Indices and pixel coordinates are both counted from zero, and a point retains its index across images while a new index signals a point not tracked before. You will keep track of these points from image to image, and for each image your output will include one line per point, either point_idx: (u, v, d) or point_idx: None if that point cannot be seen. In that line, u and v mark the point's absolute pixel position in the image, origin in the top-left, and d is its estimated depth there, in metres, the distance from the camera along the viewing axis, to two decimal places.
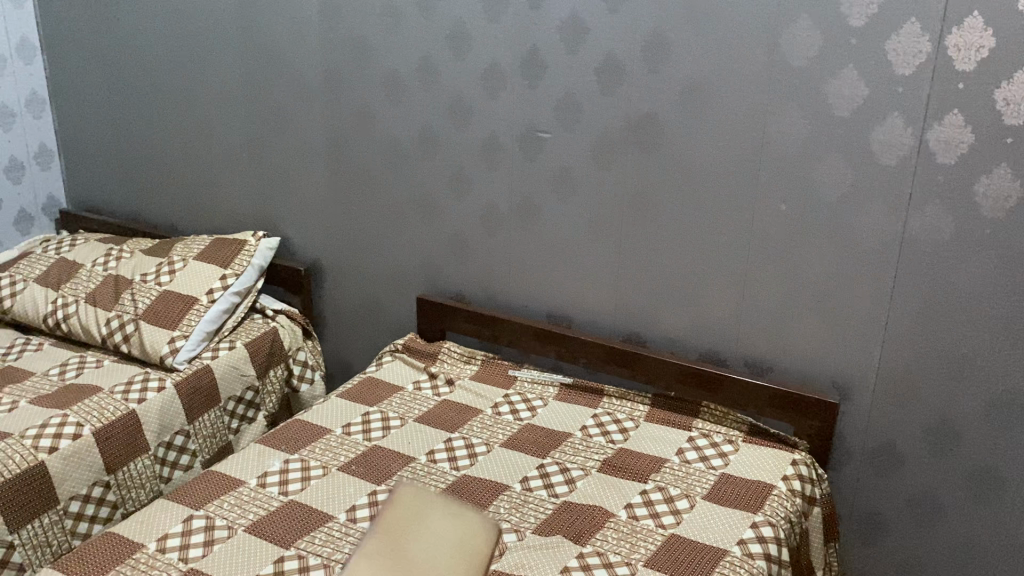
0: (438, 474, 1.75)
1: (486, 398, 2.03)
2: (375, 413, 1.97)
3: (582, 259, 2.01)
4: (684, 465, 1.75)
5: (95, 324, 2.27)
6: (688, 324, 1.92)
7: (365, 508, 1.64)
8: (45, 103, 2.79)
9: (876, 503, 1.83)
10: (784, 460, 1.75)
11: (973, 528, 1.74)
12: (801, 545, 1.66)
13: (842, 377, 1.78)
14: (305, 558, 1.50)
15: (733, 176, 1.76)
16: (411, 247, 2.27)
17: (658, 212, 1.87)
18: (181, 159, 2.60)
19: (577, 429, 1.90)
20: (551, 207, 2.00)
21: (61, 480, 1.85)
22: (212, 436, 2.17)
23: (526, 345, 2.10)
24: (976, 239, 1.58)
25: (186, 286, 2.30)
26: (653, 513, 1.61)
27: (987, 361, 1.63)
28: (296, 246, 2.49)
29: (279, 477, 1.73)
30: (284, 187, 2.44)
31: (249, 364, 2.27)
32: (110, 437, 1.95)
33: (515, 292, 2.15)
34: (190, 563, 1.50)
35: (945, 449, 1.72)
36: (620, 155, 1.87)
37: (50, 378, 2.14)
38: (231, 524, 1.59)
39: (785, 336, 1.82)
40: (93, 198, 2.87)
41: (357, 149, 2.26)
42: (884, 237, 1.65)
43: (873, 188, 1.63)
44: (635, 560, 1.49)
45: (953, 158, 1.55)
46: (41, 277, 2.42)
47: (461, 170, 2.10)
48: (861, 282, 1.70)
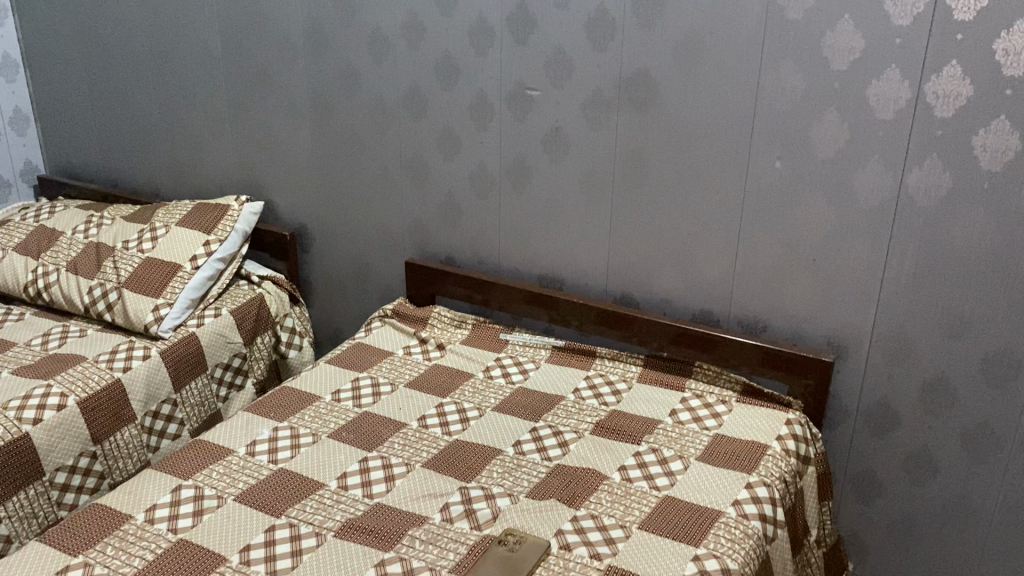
0: (429, 440, 1.73)
1: (477, 362, 2.01)
2: (365, 379, 1.95)
3: (573, 220, 1.97)
4: (678, 426, 1.74)
5: (77, 293, 2.23)
6: (682, 284, 1.90)
7: (356, 475, 1.62)
8: (18, 67, 2.72)
9: (871, 461, 1.82)
10: (778, 420, 1.74)
11: (968, 485, 1.73)
12: (796, 506, 1.65)
13: (837, 336, 1.76)
14: (296, 527, 1.49)
15: (728, 134, 1.72)
16: (399, 210, 2.23)
17: (651, 172, 1.83)
18: (161, 123, 2.54)
19: (569, 392, 1.88)
20: (542, 167, 1.96)
21: (46, 452, 1.82)
22: (199, 404, 2.15)
23: (517, 308, 2.08)
24: (975, 195, 1.55)
25: (169, 252, 2.26)
26: (647, 475, 1.60)
27: (984, 318, 1.61)
28: (281, 211, 2.44)
29: (268, 445, 1.71)
30: (267, 151, 2.39)
31: (236, 332, 2.23)
32: (96, 407, 1.91)
33: (506, 254, 2.11)
34: (179, 534, 1.48)
35: (940, 406, 1.71)
36: (611, 112, 1.82)
37: (33, 348, 2.10)
38: (220, 494, 1.57)
39: (780, 295, 1.79)
40: (72, 164, 2.81)
41: (341, 110, 2.20)
42: (880, 194, 1.62)
43: (870, 143, 1.60)
44: (629, 522, 1.48)
45: (950, 112, 1.52)
46: (20, 245, 2.37)
47: (449, 130, 2.06)
48: (858, 240, 1.67)
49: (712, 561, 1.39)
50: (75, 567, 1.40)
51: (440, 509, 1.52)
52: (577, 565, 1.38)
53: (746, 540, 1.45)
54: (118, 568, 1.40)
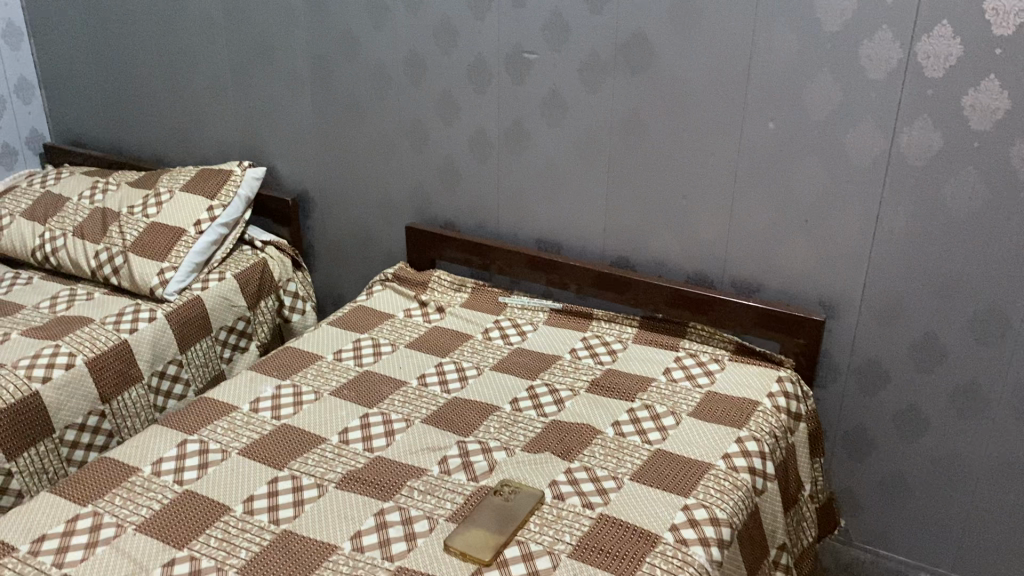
0: (429, 397, 1.77)
1: (476, 323, 2.04)
2: (366, 339, 1.99)
3: (570, 183, 2.00)
4: (672, 384, 1.78)
5: (84, 257, 2.27)
6: (677, 246, 1.92)
7: (357, 430, 1.67)
8: (22, 35, 2.74)
9: (862, 419, 1.86)
10: (769, 378, 1.77)
11: (956, 442, 1.77)
12: (786, 460, 1.68)
13: (829, 296, 1.79)
14: (298, 479, 1.53)
15: (722, 96, 1.74)
16: (399, 175, 2.25)
17: (647, 134, 1.85)
18: (164, 90, 2.57)
19: (566, 352, 1.91)
20: (540, 131, 1.99)
21: (55, 410, 1.87)
22: (205, 365, 2.19)
23: (516, 271, 2.11)
24: (964, 154, 1.57)
25: (174, 217, 2.29)
26: (640, 430, 1.64)
27: (973, 277, 1.63)
28: (284, 177, 2.47)
29: (272, 402, 1.75)
30: (269, 117, 2.41)
31: (239, 295, 2.27)
32: (103, 366, 1.96)
33: (504, 218, 2.14)
34: (184, 485, 1.53)
35: (930, 364, 1.74)
36: (608, 75, 1.84)
37: (41, 311, 2.14)
38: (224, 448, 1.62)
39: (773, 256, 1.82)
40: (77, 131, 2.83)
41: (342, 76, 2.22)
42: (871, 154, 1.64)
43: (862, 104, 1.62)
44: (622, 474, 1.52)
45: (941, 71, 1.54)
46: (27, 211, 2.41)
47: (448, 95, 2.08)
48: (849, 200, 1.70)
49: (701, 510, 1.43)
50: (85, 516, 1.45)
51: (438, 462, 1.57)
52: (570, 514, 1.43)
53: (734, 491, 1.49)
54: (127, 517, 1.45)
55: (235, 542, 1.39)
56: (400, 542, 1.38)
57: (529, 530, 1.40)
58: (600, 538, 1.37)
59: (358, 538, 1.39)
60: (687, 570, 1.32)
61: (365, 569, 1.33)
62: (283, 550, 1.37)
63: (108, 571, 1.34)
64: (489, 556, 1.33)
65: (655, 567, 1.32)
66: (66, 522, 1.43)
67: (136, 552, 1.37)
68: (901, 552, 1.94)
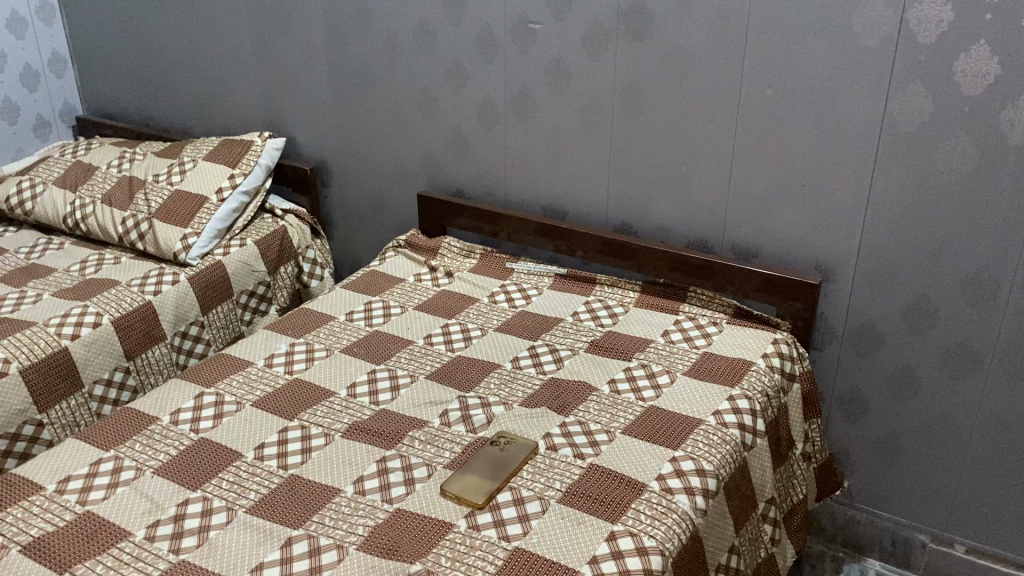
0: (434, 355, 1.85)
1: (484, 287, 2.11)
2: (377, 301, 2.06)
3: (575, 151, 2.05)
4: (669, 345, 1.83)
5: (111, 223, 2.37)
6: (678, 211, 1.97)
7: (364, 384, 1.75)
8: (55, 11, 2.84)
9: (857, 382, 1.90)
10: (765, 340, 1.82)
11: (949, 403, 1.81)
12: (779, 419, 1.73)
13: (825, 259, 1.83)
14: (306, 428, 1.62)
15: (721, 63, 1.78)
16: (412, 144, 2.32)
17: (648, 101, 1.90)
18: (188, 63, 2.65)
19: (568, 314, 1.98)
20: (545, 99, 2.04)
21: (84, 365, 1.97)
22: (226, 327, 2.28)
23: (523, 237, 2.17)
24: (955, 118, 1.60)
25: (197, 185, 2.38)
26: (635, 387, 1.70)
27: (965, 240, 1.67)
28: (303, 147, 2.55)
29: (285, 358, 1.84)
30: (287, 88, 2.49)
31: (260, 261, 2.36)
32: (129, 326, 2.06)
33: (512, 185, 2.20)
34: (201, 433, 1.62)
35: (923, 326, 1.78)
36: (610, 43, 1.89)
37: (72, 274, 2.25)
38: (239, 400, 1.71)
39: (771, 221, 1.86)
40: (107, 104, 2.94)
41: (356, 47, 2.29)
42: (865, 119, 1.68)
43: (855, 70, 1.65)
44: (614, 428, 1.58)
45: (932, 37, 1.56)
46: (58, 180, 2.52)
47: (457, 64, 2.14)
48: (845, 166, 1.73)
49: (688, 462, 1.49)
50: (108, 460, 1.54)
51: (440, 415, 1.64)
52: (561, 463, 1.49)
53: (722, 445, 1.55)
54: (146, 461, 1.54)
55: (245, 484, 1.48)
56: (400, 487, 1.46)
57: (522, 477, 1.47)
58: (589, 486, 1.44)
59: (361, 482, 1.47)
60: (670, 516, 1.38)
61: (366, 509, 1.41)
62: (290, 492, 1.46)
63: (126, 509, 1.43)
64: (482, 500, 1.40)
65: (640, 512, 1.38)
66: (90, 465, 1.53)
67: (153, 492, 1.46)
68: (896, 512, 1.98)
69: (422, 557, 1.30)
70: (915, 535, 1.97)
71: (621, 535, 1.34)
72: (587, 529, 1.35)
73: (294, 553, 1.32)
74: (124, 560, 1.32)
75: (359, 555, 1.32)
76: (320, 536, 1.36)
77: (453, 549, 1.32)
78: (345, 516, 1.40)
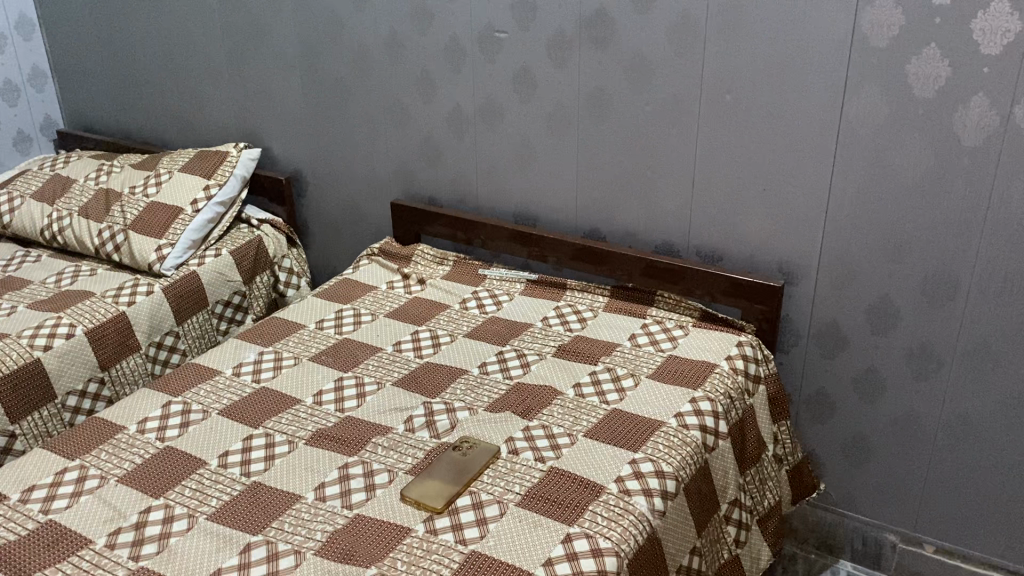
0: (402, 362, 1.86)
1: (455, 294, 2.13)
2: (348, 310, 2.08)
3: (543, 158, 2.07)
4: (635, 348, 1.84)
5: (88, 236, 2.39)
6: (645, 216, 1.99)
7: (331, 392, 1.76)
8: (34, 26, 2.86)
9: (823, 383, 1.91)
10: (730, 342, 1.83)
11: (913, 403, 1.82)
12: (743, 421, 1.74)
13: (789, 262, 1.85)
14: (271, 436, 1.63)
15: (681, 68, 1.80)
16: (384, 153, 2.34)
17: (612, 107, 1.92)
18: (166, 75, 2.67)
19: (537, 320, 1.99)
20: (513, 107, 2.06)
21: (56, 376, 1.98)
22: (201, 336, 2.30)
23: (495, 244, 2.18)
24: (910, 120, 1.61)
25: (172, 196, 2.40)
26: (599, 391, 1.71)
27: (923, 241, 1.68)
28: (278, 157, 2.57)
29: (254, 367, 1.85)
30: (262, 99, 2.51)
31: (235, 271, 2.37)
32: (102, 337, 2.07)
33: (483, 193, 2.22)
34: (166, 441, 1.63)
35: (886, 328, 1.79)
36: (574, 51, 1.91)
37: (47, 286, 2.26)
38: (206, 408, 1.72)
39: (735, 225, 1.88)
40: (87, 118, 2.96)
41: (328, 58, 2.31)
42: (823, 122, 1.69)
43: (812, 74, 1.67)
44: (577, 431, 1.59)
45: (885, 41, 1.58)
46: (36, 193, 2.53)
47: (426, 74, 2.16)
48: (805, 168, 1.75)
49: (647, 464, 1.50)
50: (73, 469, 1.55)
51: (404, 421, 1.65)
52: (522, 467, 1.50)
53: (683, 446, 1.56)
54: (111, 470, 1.55)
55: (208, 491, 1.49)
56: (360, 492, 1.47)
57: (482, 482, 1.48)
58: (549, 489, 1.45)
59: (322, 489, 1.48)
60: (627, 518, 1.39)
61: (325, 515, 1.42)
62: (251, 500, 1.47)
63: (89, 517, 1.44)
64: (441, 505, 1.41)
65: (597, 514, 1.39)
66: (55, 474, 1.54)
67: (115, 500, 1.48)
68: (866, 513, 1.99)
69: (378, 561, 1.31)
70: (885, 536, 1.98)
71: (576, 537, 1.35)
72: (543, 532, 1.36)
73: (251, 559, 1.33)
74: (83, 568, 1.33)
75: (316, 560, 1.32)
76: (278, 542, 1.37)
77: (409, 552, 1.33)
78: (304, 521, 1.41)
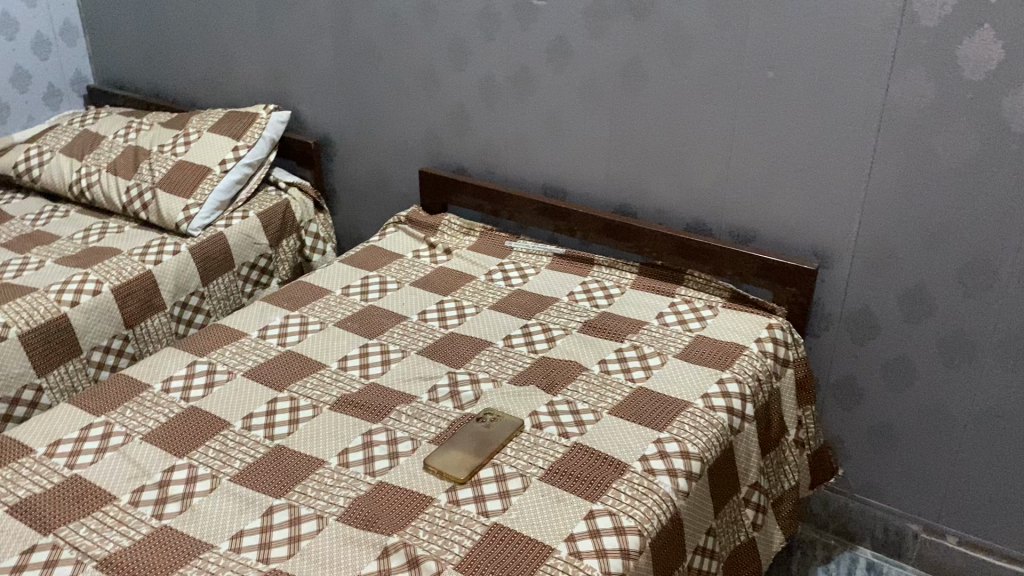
0: (427, 331, 1.85)
1: (481, 265, 2.11)
2: (374, 277, 2.07)
3: (576, 130, 2.04)
4: (663, 327, 1.82)
5: (116, 192, 2.39)
6: (677, 194, 1.96)
7: (356, 357, 1.75)
8: None
9: (852, 369, 1.89)
10: (760, 324, 1.80)
11: (944, 392, 1.79)
12: (769, 404, 1.72)
13: (822, 245, 1.82)
14: (296, 400, 1.63)
15: (722, 43, 1.76)
16: (414, 119, 2.31)
17: (649, 81, 1.88)
18: (197, 34, 2.65)
19: (564, 294, 1.97)
20: (546, 77, 2.02)
21: (83, 332, 1.99)
22: (227, 298, 2.30)
23: (523, 216, 2.16)
24: (957, 104, 1.57)
25: (201, 156, 2.39)
26: (625, 368, 1.70)
27: (963, 229, 1.64)
28: (307, 120, 2.55)
29: (279, 330, 1.85)
30: (293, 61, 2.48)
31: (261, 234, 2.36)
32: (128, 295, 2.07)
33: (512, 164, 2.19)
34: (191, 401, 1.63)
35: (919, 315, 1.76)
36: (612, 21, 1.87)
37: (75, 242, 2.27)
38: (231, 370, 1.72)
39: (769, 205, 1.85)
40: (117, 75, 2.95)
41: (360, 21, 2.28)
42: (866, 103, 1.65)
43: (857, 52, 1.62)
44: (601, 408, 1.58)
45: (936, 21, 1.54)
46: (66, 148, 2.53)
47: (460, 40, 2.12)
48: (845, 149, 1.71)
49: (673, 444, 1.49)
50: (98, 425, 1.56)
51: (428, 390, 1.65)
52: (546, 442, 1.49)
53: (709, 428, 1.54)
54: (135, 427, 1.56)
55: (232, 453, 1.49)
56: (384, 460, 1.46)
57: (505, 454, 1.47)
58: (573, 465, 1.44)
59: (345, 455, 1.48)
60: (651, 497, 1.38)
61: (348, 481, 1.42)
62: (275, 463, 1.47)
63: (113, 474, 1.44)
64: (464, 475, 1.40)
65: (621, 492, 1.38)
66: (80, 429, 1.55)
67: (140, 457, 1.48)
68: (888, 501, 1.98)
69: (400, 529, 1.31)
70: (906, 526, 1.96)
71: (599, 514, 1.34)
72: (566, 507, 1.35)
73: (274, 522, 1.33)
74: (108, 523, 1.34)
75: (339, 525, 1.32)
76: (301, 506, 1.37)
77: (431, 522, 1.32)
78: (327, 487, 1.41)
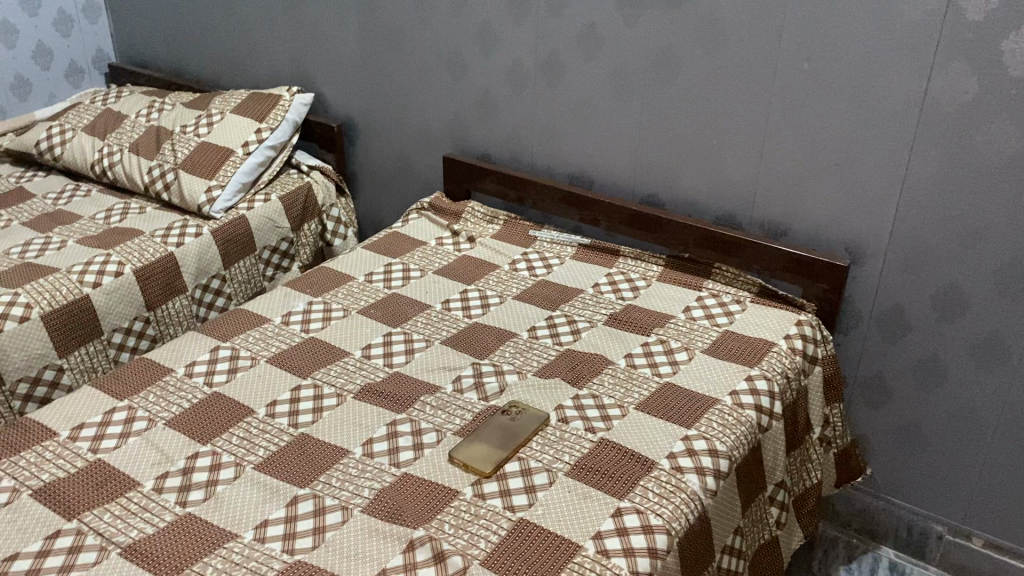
0: (451, 320, 1.83)
1: (505, 254, 2.09)
2: (397, 264, 2.05)
3: (605, 118, 2.01)
4: (690, 321, 1.80)
5: (137, 173, 2.37)
6: (707, 186, 1.93)
7: (379, 346, 1.74)
8: None
9: (881, 367, 1.86)
10: (789, 321, 1.78)
11: (974, 394, 1.76)
12: (797, 402, 1.70)
13: (855, 241, 1.79)
14: (319, 388, 1.61)
15: (758, 32, 1.72)
16: (440, 104, 2.29)
17: (681, 70, 1.85)
18: (220, 14, 2.63)
19: (589, 286, 1.95)
20: (576, 64, 1.99)
21: (104, 313, 1.98)
22: (248, 282, 2.29)
23: (548, 205, 2.13)
24: (1000, 100, 1.53)
25: (223, 138, 2.37)
26: (651, 363, 1.67)
27: (1001, 229, 1.61)
28: (331, 103, 2.53)
29: (302, 316, 1.84)
30: (318, 43, 2.46)
31: (283, 217, 2.35)
32: (150, 277, 2.06)
33: (539, 152, 2.16)
34: (214, 387, 1.62)
35: (952, 315, 1.73)
36: (645, 9, 1.83)
37: (97, 222, 2.26)
38: (254, 356, 1.71)
39: (801, 200, 1.82)
40: (139, 53, 2.93)
41: (386, 3, 2.25)
42: (905, 97, 1.62)
43: (899, 45, 1.59)
44: (628, 403, 1.56)
45: (982, 14, 1.50)
46: (88, 127, 2.52)
47: (488, 25, 2.09)
48: (882, 144, 1.67)
49: (701, 442, 1.47)
50: (121, 409, 1.55)
51: (452, 381, 1.63)
52: (572, 436, 1.48)
53: (737, 426, 1.52)
54: (158, 413, 1.55)
55: (255, 440, 1.48)
56: (408, 451, 1.45)
57: (531, 448, 1.45)
58: (600, 461, 1.42)
59: (369, 445, 1.47)
60: (679, 496, 1.36)
61: (372, 472, 1.41)
62: (299, 452, 1.46)
63: (137, 459, 1.44)
64: (489, 469, 1.39)
65: (648, 490, 1.36)
66: (103, 413, 1.54)
67: (163, 443, 1.47)
68: (913, 502, 1.95)
69: (426, 523, 1.30)
70: (931, 526, 1.94)
71: (626, 512, 1.32)
72: (593, 504, 1.34)
73: (298, 513, 1.32)
74: (132, 509, 1.33)
75: (363, 517, 1.31)
76: (325, 496, 1.36)
77: (457, 516, 1.31)
78: (352, 477, 1.40)
